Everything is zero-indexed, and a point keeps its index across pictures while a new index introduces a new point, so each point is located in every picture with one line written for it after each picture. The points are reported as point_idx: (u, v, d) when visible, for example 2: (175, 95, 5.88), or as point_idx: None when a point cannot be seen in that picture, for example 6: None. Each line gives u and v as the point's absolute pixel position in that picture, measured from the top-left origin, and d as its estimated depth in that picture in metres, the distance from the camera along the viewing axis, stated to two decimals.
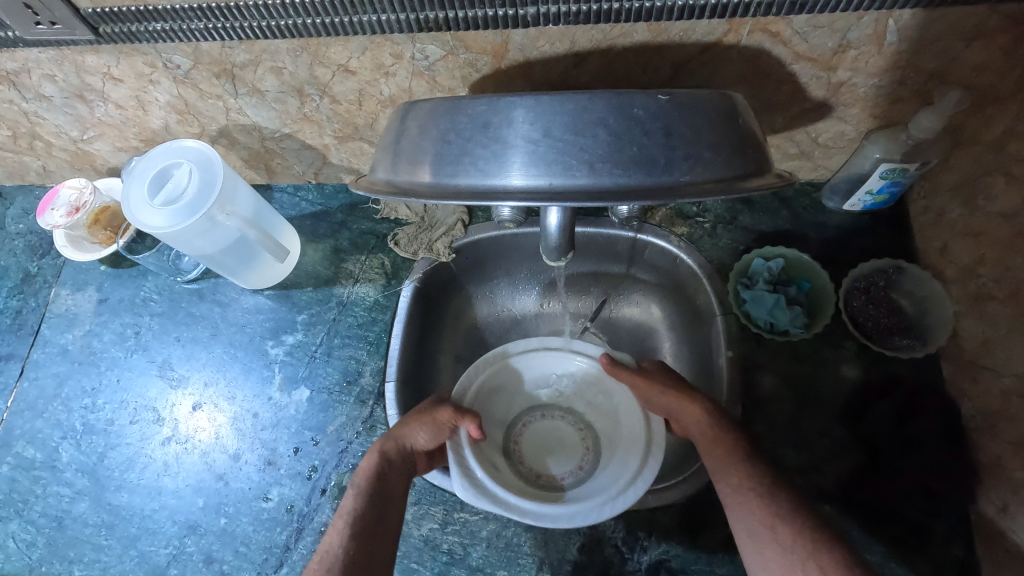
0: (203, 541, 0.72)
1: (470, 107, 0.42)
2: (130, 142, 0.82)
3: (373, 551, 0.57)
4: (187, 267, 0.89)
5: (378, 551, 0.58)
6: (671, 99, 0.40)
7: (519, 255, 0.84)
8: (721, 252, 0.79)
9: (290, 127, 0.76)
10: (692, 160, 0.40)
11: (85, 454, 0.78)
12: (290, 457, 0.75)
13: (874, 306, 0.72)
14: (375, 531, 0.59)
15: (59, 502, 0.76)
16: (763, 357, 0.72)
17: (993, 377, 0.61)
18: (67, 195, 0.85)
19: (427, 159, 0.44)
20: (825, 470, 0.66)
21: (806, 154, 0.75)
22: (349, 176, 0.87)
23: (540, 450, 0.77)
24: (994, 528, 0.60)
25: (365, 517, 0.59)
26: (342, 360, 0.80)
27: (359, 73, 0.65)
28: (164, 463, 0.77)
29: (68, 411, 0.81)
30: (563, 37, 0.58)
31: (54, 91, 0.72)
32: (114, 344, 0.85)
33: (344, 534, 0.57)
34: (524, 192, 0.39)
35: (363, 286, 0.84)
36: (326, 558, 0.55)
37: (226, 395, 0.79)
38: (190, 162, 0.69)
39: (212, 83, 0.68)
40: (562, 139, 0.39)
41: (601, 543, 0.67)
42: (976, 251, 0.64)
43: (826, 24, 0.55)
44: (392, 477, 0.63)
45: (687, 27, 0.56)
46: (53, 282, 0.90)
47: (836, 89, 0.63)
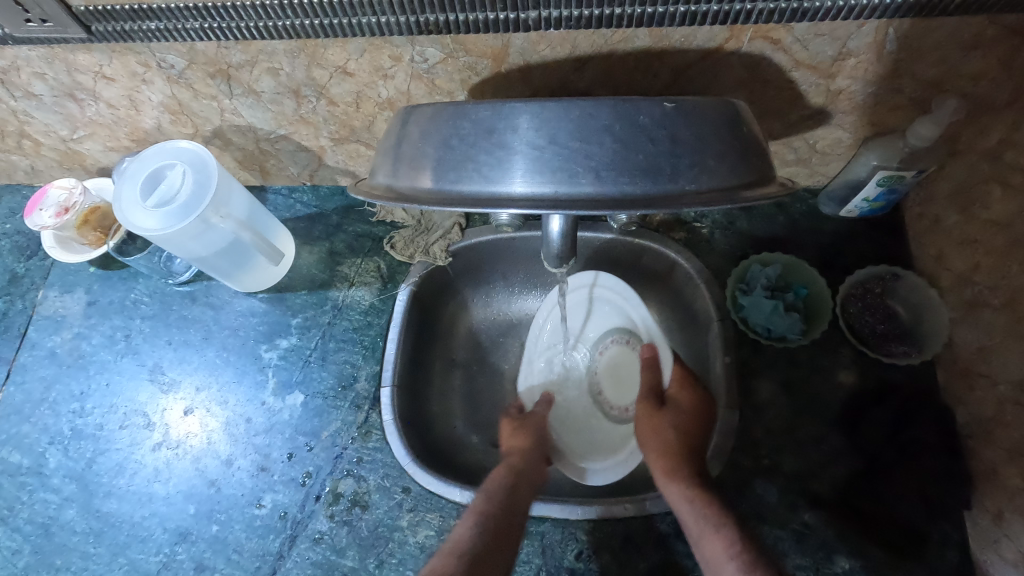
0: (194, 548, 0.71)
1: (473, 112, 0.41)
2: (122, 141, 0.81)
3: (502, 548, 0.59)
4: (179, 269, 0.87)
5: (507, 548, 0.59)
6: (676, 106, 0.40)
7: (516, 259, 0.84)
8: (718, 257, 0.79)
9: (286, 128, 0.75)
10: (697, 168, 0.39)
11: (73, 460, 0.77)
12: (283, 462, 0.74)
13: (871, 313, 0.72)
14: (507, 532, 0.60)
15: (46, 509, 0.74)
16: (760, 363, 0.72)
17: (988, 384, 0.62)
18: (56, 195, 0.83)
19: (428, 164, 0.43)
20: (822, 476, 0.66)
21: (803, 161, 0.75)
22: (344, 179, 0.87)
23: (615, 380, 0.81)
24: (989, 534, 0.60)
25: (495, 520, 0.60)
26: (337, 365, 0.79)
27: (357, 75, 0.64)
28: (155, 468, 0.75)
29: (55, 416, 0.80)
30: (564, 42, 0.58)
31: (44, 90, 0.70)
32: (103, 347, 0.83)
33: (473, 529, 0.59)
34: (527, 200, 0.39)
35: (359, 290, 0.83)
36: (458, 546, 0.58)
37: (219, 400, 0.78)
38: (183, 163, 0.68)
39: (207, 83, 0.67)
40: (566, 146, 0.38)
41: (598, 550, 0.66)
42: (972, 259, 0.65)
43: (826, 32, 0.55)
44: (524, 488, 0.65)
45: (688, 33, 0.56)
46: (40, 284, 0.88)
47: (834, 96, 0.63)
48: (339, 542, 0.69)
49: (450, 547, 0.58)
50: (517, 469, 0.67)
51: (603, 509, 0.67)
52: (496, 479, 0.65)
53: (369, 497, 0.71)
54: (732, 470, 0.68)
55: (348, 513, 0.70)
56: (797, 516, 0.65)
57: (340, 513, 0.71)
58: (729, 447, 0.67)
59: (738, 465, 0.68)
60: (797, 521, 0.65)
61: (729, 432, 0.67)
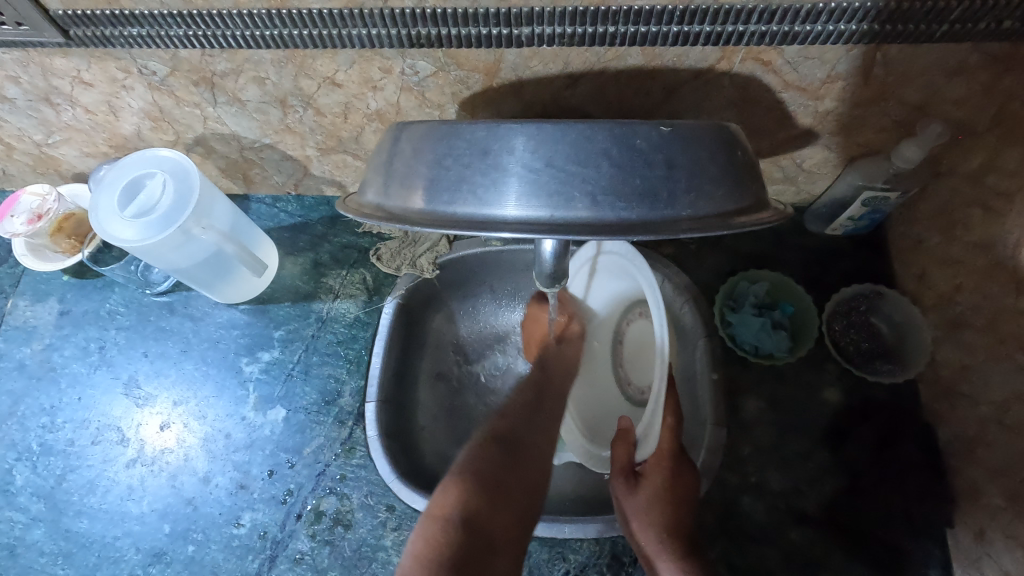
0: (169, 569, 0.68)
1: (468, 132, 0.41)
2: (99, 147, 0.78)
3: (536, 443, 0.61)
4: (157, 279, 0.85)
5: (541, 443, 0.62)
6: (673, 130, 0.39)
7: (503, 272, 0.83)
8: (706, 273, 0.79)
9: (271, 137, 0.73)
10: (694, 193, 0.39)
11: (41, 477, 0.74)
12: (264, 480, 0.72)
13: (856, 330, 0.73)
14: (542, 433, 0.63)
15: (12, 529, 0.71)
16: (747, 379, 0.73)
17: (969, 404, 0.62)
18: (28, 201, 0.80)
19: (421, 183, 0.42)
20: (807, 494, 0.67)
21: (790, 179, 0.76)
22: (330, 188, 0.85)
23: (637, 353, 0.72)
24: (970, 553, 0.60)
25: (524, 420, 0.63)
26: (321, 379, 0.77)
27: (345, 86, 0.63)
28: (128, 486, 0.73)
29: (24, 431, 0.77)
30: (557, 59, 0.57)
31: (18, 93, 0.68)
32: (76, 359, 0.80)
33: (506, 423, 0.62)
34: (522, 223, 0.38)
35: (345, 302, 0.81)
36: (496, 436, 0.60)
37: (197, 415, 0.76)
38: (164, 172, 0.66)
39: (190, 91, 0.66)
40: (563, 169, 0.38)
41: (585, 569, 0.66)
42: (954, 280, 0.66)
43: (816, 55, 0.56)
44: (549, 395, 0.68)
45: (681, 53, 0.56)
46: (10, 293, 0.85)
47: (822, 117, 0.64)
48: (321, 563, 0.68)
49: (488, 434, 0.60)
50: (545, 371, 0.70)
51: (604, 528, 0.64)
52: (529, 387, 0.68)
53: (353, 516, 0.70)
54: (719, 488, 0.68)
55: (331, 533, 0.69)
56: (783, 534, 0.65)
57: (322, 532, 0.69)
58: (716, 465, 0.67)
59: (724, 483, 0.68)
60: (783, 540, 0.65)
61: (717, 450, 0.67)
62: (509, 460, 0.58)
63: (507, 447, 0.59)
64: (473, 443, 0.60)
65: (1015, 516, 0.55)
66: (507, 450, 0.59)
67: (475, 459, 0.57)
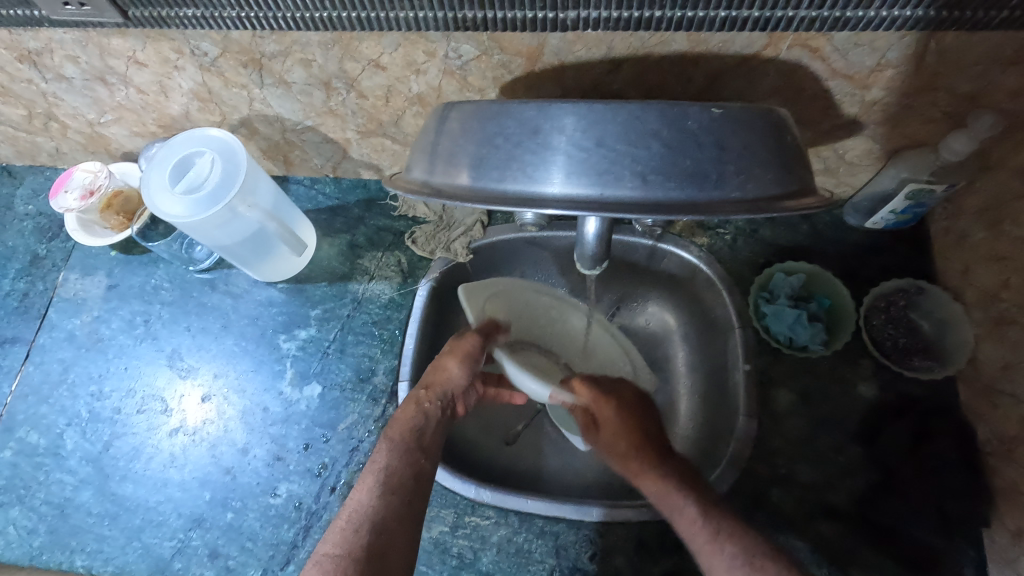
0: (208, 535, 0.71)
1: (518, 112, 0.41)
2: (148, 127, 0.81)
3: (402, 510, 0.58)
4: (200, 256, 0.87)
5: (407, 504, 0.58)
6: (724, 113, 0.39)
7: (538, 258, 0.84)
8: (741, 264, 0.78)
9: (313, 120, 0.75)
10: (743, 175, 0.39)
11: (90, 442, 0.77)
12: (299, 453, 0.74)
13: (894, 326, 0.72)
14: (406, 496, 0.59)
15: (62, 490, 0.75)
16: (779, 372, 0.72)
17: (1012, 403, 0.61)
18: (81, 177, 0.83)
19: (469, 162, 0.43)
20: (839, 488, 0.66)
21: (830, 171, 0.75)
22: (367, 171, 0.86)
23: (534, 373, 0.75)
24: (1007, 553, 0.59)
25: (389, 490, 0.59)
26: (355, 357, 0.79)
27: (389, 69, 0.64)
28: (171, 454, 0.76)
29: (73, 398, 0.80)
30: (601, 43, 0.57)
31: (75, 73, 0.71)
32: (122, 331, 0.83)
33: (374, 493, 0.58)
34: (571, 201, 0.39)
35: (379, 283, 0.83)
36: (355, 519, 0.56)
37: (236, 388, 0.79)
38: (212, 151, 0.68)
39: (239, 72, 0.67)
40: (614, 149, 0.38)
41: (612, 552, 0.66)
42: (1000, 276, 0.64)
43: (866, 42, 0.55)
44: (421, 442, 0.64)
45: (727, 39, 0.55)
46: (61, 266, 0.89)
47: (868, 107, 0.63)
48: None
49: (349, 517, 0.56)
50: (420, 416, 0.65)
51: (609, 513, 0.66)
52: (393, 434, 0.63)
53: None
54: (749, 478, 0.68)
55: None
56: (813, 527, 0.65)
57: None
58: (747, 455, 0.67)
59: (754, 474, 0.68)
60: (813, 533, 0.65)
61: (747, 440, 0.67)
62: (371, 545, 0.54)
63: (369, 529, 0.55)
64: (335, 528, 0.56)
65: None
66: (373, 534, 0.55)
67: (328, 559, 0.53)
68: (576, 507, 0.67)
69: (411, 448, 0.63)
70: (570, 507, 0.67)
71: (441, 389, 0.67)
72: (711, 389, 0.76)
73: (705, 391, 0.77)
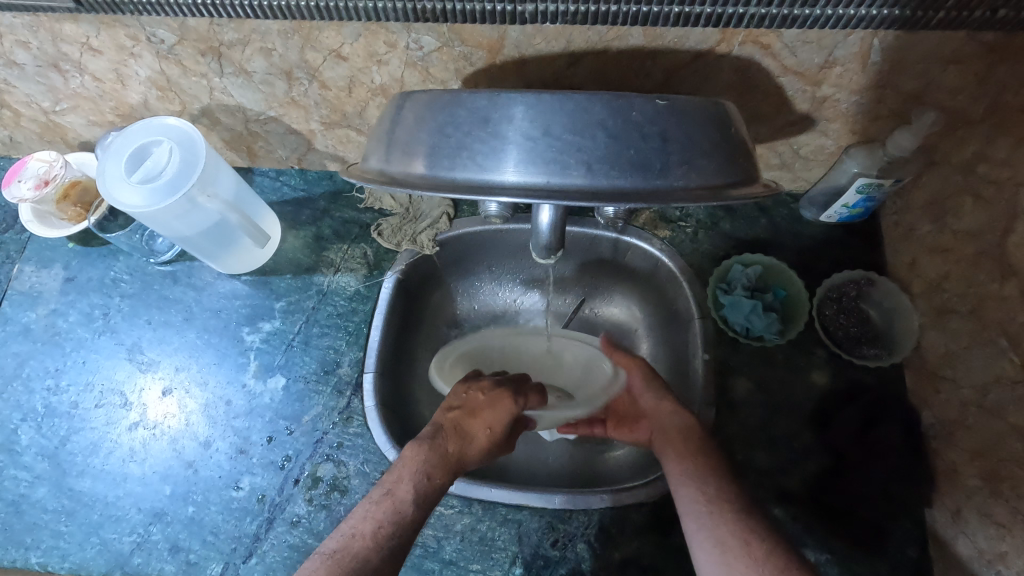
0: (169, 529, 0.70)
1: (470, 101, 0.42)
2: (106, 116, 0.79)
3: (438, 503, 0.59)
4: (161, 248, 0.86)
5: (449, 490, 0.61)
6: (668, 104, 0.41)
7: (505, 251, 0.85)
8: (701, 256, 0.80)
9: (276, 110, 0.74)
10: (686, 166, 0.40)
11: (45, 438, 0.76)
12: (263, 446, 0.74)
13: (845, 315, 0.74)
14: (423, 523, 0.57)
15: (16, 487, 0.73)
16: (737, 360, 0.74)
17: (952, 388, 0.64)
18: (35, 167, 0.82)
19: (423, 151, 0.43)
20: (792, 472, 0.69)
21: (787, 165, 0.77)
22: (333, 163, 0.86)
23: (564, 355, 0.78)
24: (946, 531, 0.62)
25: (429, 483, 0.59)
26: (320, 350, 0.79)
27: (351, 60, 0.64)
28: (130, 448, 0.75)
29: (29, 392, 0.78)
30: (559, 37, 0.58)
31: (27, 59, 0.69)
32: (80, 325, 0.82)
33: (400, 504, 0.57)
34: (520, 189, 0.40)
35: (345, 275, 0.83)
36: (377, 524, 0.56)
37: (198, 381, 0.78)
38: (171, 140, 0.67)
39: (197, 60, 0.66)
40: (560, 139, 0.39)
41: (573, 539, 0.68)
42: (943, 267, 0.67)
43: (814, 40, 0.57)
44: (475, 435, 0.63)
45: (681, 34, 0.57)
46: (16, 258, 0.86)
47: (819, 103, 0.65)
48: (317, 526, 0.69)
49: (391, 510, 0.56)
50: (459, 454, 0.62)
51: (570, 499, 0.68)
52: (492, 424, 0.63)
53: (349, 483, 0.71)
54: None
55: (327, 498, 0.71)
56: (767, 510, 0.67)
57: (319, 497, 0.71)
58: None
59: None
60: (766, 515, 0.67)
61: (705, 427, 0.69)
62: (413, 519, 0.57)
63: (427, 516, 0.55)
64: (381, 501, 0.57)
65: (991, 496, 0.57)
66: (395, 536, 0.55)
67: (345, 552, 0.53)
68: (539, 493, 0.68)
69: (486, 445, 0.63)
70: (531, 495, 0.68)
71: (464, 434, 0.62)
72: (673, 379, 0.78)
73: (667, 380, 0.79)
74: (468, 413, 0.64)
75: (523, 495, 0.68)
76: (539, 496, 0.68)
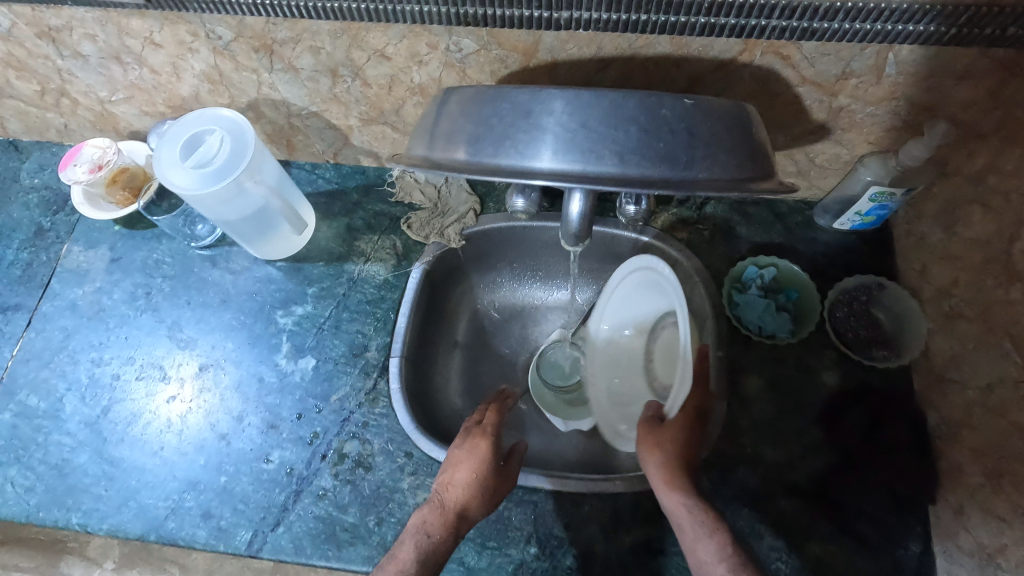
0: (202, 497, 0.74)
1: (512, 95, 0.46)
2: (158, 107, 0.84)
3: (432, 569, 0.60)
4: (202, 233, 0.90)
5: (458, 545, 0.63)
6: (695, 103, 0.44)
7: (529, 249, 0.88)
8: (717, 258, 0.83)
9: (318, 106, 0.79)
10: (710, 159, 0.44)
11: (88, 407, 0.80)
12: (292, 422, 0.77)
13: (855, 318, 0.77)
14: None
15: (59, 451, 0.78)
16: (750, 359, 0.77)
17: (957, 389, 0.66)
18: (90, 152, 0.86)
19: (467, 140, 0.47)
20: (800, 467, 0.71)
21: (803, 173, 0.80)
22: (367, 159, 0.91)
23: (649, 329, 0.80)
24: (949, 527, 0.64)
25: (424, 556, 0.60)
26: (349, 334, 0.83)
27: (393, 60, 0.68)
28: (168, 420, 0.79)
29: (74, 364, 0.83)
30: (591, 43, 0.62)
31: (92, 51, 0.74)
32: (124, 302, 0.86)
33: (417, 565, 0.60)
34: (558, 176, 0.43)
35: (375, 265, 0.87)
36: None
37: (233, 359, 0.82)
38: (223, 129, 0.71)
39: (250, 56, 0.71)
40: (596, 130, 0.43)
41: (587, 522, 0.71)
42: (951, 274, 0.70)
43: (832, 52, 0.60)
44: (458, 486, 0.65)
45: (706, 44, 0.61)
46: (65, 238, 0.91)
47: (835, 113, 0.68)
48: (342, 499, 0.73)
49: (396, 571, 0.59)
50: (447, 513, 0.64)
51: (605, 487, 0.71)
52: (473, 465, 0.66)
53: (373, 460, 0.75)
54: (716, 456, 0.72)
55: (352, 473, 0.74)
56: (775, 501, 0.70)
57: (344, 472, 0.74)
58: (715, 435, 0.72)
59: (722, 452, 0.72)
60: (774, 507, 0.69)
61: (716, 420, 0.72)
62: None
63: (406, 561, 0.60)
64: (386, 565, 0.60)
65: (994, 492, 0.59)
66: None
67: None
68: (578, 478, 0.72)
69: (475, 492, 0.65)
70: (571, 480, 0.72)
71: (458, 486, 0.65)
72: None
73: None
74: (449, 464, 0.67)
75: (563, 480, 0.72)
76: (578, 482, 0.72)
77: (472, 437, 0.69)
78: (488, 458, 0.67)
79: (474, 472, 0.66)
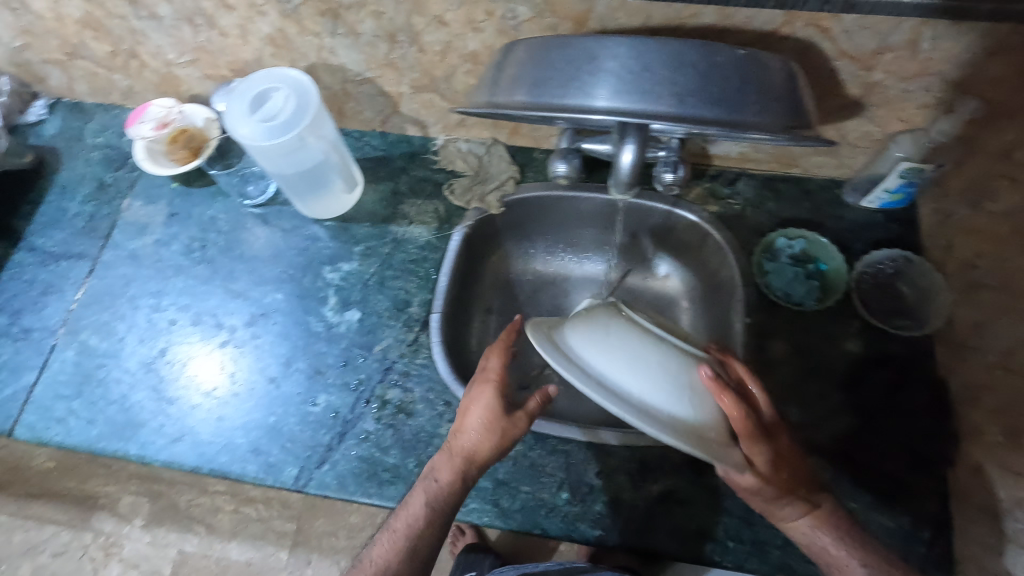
0: (252, 434, 0.79)
1: (581, 43, 0.50)
2: (220, 70, 0.89)
3: (444, 512, 0.64)
4: (254, 193, 0.96)
5: (467, 487, 0.66)
6: (747, 54, 0.48)
7: (565, 220, 0.92)
8: (747, 231, 0.87)
9: (373, 72, 0.84)
10: (760, 104, 0.48)
11: (147, 349, 0.85)
12: (338, 368, 0.82)
13: (879, 292, 0.81)
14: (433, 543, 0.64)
15: (120, 388, 0.83)
16: (777, 325, 0.80)
17: (978, 355, 0.69)
18: (157, 112, 0.93)
19: (535, 84, 0.51)
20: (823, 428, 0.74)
21: (834, 150, 0.83)
22: (413, 127, 0.95)
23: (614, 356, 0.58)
24: (966, 486, 0.67)
25: (439, 506, 0.64)
26: (393, 291, 0.87)
27: (450, 26, 0.73)
28: (220, 363, 0.84)
29: (133, 309, 0.88)
30: (640, 13, 0.66)
31: (167, 12, 0.79)
32: (181, 254, 0.92)
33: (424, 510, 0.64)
34: (622, 114, 0.47)
35: (418, 227, 0.91)
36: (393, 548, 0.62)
37: (283, 309, 0.87)
38: (290, 85, 0.76)
39: (315, 20, 0.76)
40: (658, 73, 0.47)
41: (615, 471, 0.74)
42: (976, 247, 0.73)
43: (870, 26, 0.63)
44: (463, 437, 0.65)
45: (750, 15, 0.64)
46: (126, 194, 0.97)
47: (869, 88, 0.72)
48: (383, 441, 0.77)
49: (406, 518, 0.64)
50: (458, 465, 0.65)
51: None
52: (483, 413, 0.64)
53: (414, 407, 0.79)
54: None
55: (393, 418, 0.78)
56: None
57: (386, 417, 0.78)
58: None
59: None
60: None
61: None
62: (429, 524, 0.63)
63: (419, 508, 0.64)
64: (398, 513, 0.65)
65: (1010, 449, 0.62)
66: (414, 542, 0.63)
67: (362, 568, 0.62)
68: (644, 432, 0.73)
69: (487, 441, 0.64)
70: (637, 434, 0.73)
71: (467, 435, 0.64)
72: None
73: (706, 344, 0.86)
74: (461, 411, 0.66)
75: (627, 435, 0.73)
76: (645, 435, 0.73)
77: (479, 383, 0.66)
78: (494, 406, 0.64)
79: (483, 419, 0.64)
